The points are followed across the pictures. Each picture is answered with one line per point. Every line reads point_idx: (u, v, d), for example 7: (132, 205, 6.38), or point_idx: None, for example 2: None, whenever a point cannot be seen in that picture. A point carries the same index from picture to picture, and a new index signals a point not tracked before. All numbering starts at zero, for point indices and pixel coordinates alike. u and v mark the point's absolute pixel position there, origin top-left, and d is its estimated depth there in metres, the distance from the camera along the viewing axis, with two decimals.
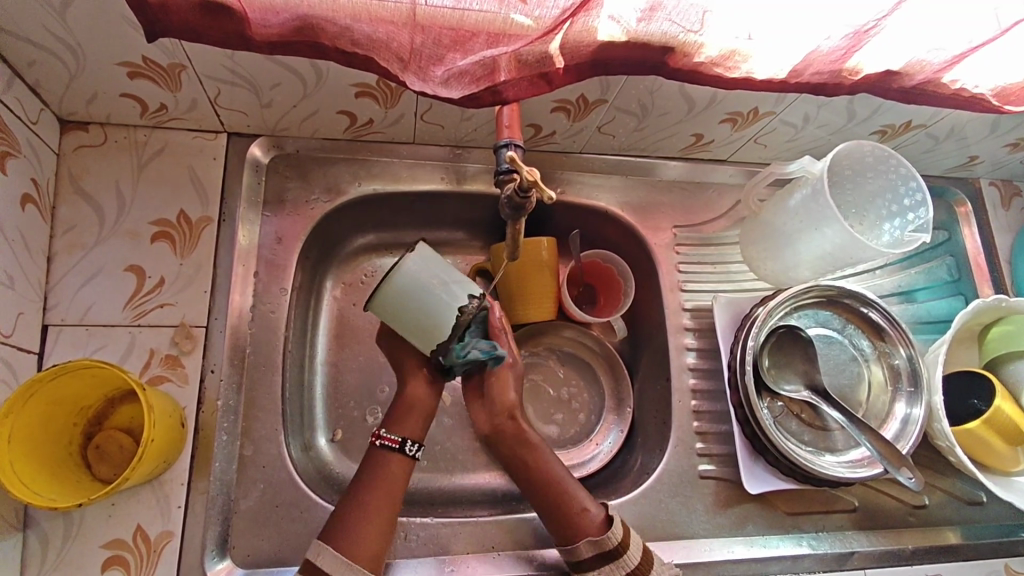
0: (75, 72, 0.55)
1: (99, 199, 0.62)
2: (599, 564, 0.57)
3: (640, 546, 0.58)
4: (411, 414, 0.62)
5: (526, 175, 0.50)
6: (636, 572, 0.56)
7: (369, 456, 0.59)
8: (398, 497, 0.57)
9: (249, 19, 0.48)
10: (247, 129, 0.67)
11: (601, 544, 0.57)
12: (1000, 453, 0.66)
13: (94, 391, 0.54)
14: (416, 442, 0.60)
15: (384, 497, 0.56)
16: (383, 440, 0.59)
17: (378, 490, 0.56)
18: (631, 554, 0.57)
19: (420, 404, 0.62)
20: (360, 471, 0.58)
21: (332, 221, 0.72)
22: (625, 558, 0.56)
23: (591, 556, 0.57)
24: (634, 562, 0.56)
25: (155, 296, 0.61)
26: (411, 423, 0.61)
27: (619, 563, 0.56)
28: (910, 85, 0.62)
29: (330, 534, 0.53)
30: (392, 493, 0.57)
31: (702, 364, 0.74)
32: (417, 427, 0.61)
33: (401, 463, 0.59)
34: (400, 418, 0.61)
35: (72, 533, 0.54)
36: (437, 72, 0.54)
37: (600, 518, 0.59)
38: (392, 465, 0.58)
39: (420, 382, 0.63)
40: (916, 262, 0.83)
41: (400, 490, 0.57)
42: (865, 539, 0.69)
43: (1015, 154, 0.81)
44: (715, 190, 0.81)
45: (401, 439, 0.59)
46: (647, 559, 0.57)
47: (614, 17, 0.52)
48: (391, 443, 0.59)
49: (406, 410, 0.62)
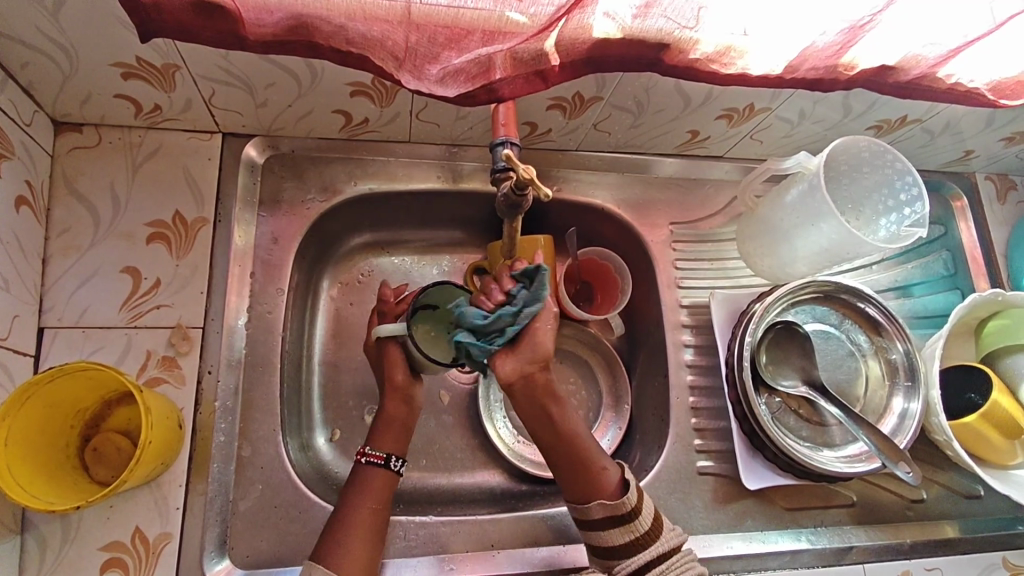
0: (68, 73, 0.55)
1: (93, 201, 0.62)
2: (610, 526, 0.57)
3: (651, 512, 0.58)
4: (389, 429, 0.63)
5: (522, 173, 0.50)
6: (645, 536, 0.56)
7: (354, 474, 0.60)
8: (386, 509, 0.59)
9: (243, 18, 0.48)
10: (242, 130, 0.67)
11: (614, 508, 0.57)
12: (998, 447, 0.67)
13: (90, 394, 0.54)
14: (399, 457, 0.62)
15: (374, 511, 0.58)
16: (369, 456, 0.61)
17: (364, 504, 0.58)
18: (642, 519, 0.57)
19: (397, 420, 0.63)
20: (345, 490, 0.59)
21: (328, 221, 0.72)
22: (635, 523, 0.57)
23: (602, 518, 0.58)
24: (644, 527, 0.57)
25: (151, 298, 0.61)
26: (391, 438, 0.63)
27: (629, 527, 0.57)
28: (905, 80, 0.62)
29: (321, 552, 0.54)
30: (381, 505, 0.59)
31: (700, 361, 0.74)
32: (397, 442, 0.63)
33: (387, 477, 0.60)
34: (380, 433, 0.63)
35: (70, 536, 0.54)
36: (432, 70, 0.54)
37: (615, 480, 0.59)
38: (377, 481, 0.60)
39: (396, 399, 0.63)
40: (913, 256, 0.83)
41: (386, 502, 0.59)
42: (863, 534, 0.70)
43: (1010, 148, 0.82)
44: (711, 186, 0.81)
45: (385, 455, 0.61)
46: (658, 524, 0.57)
47: (610, 13, 0.52)
48: (376, 459, 0.61)
49: (385, 426, 0.63)
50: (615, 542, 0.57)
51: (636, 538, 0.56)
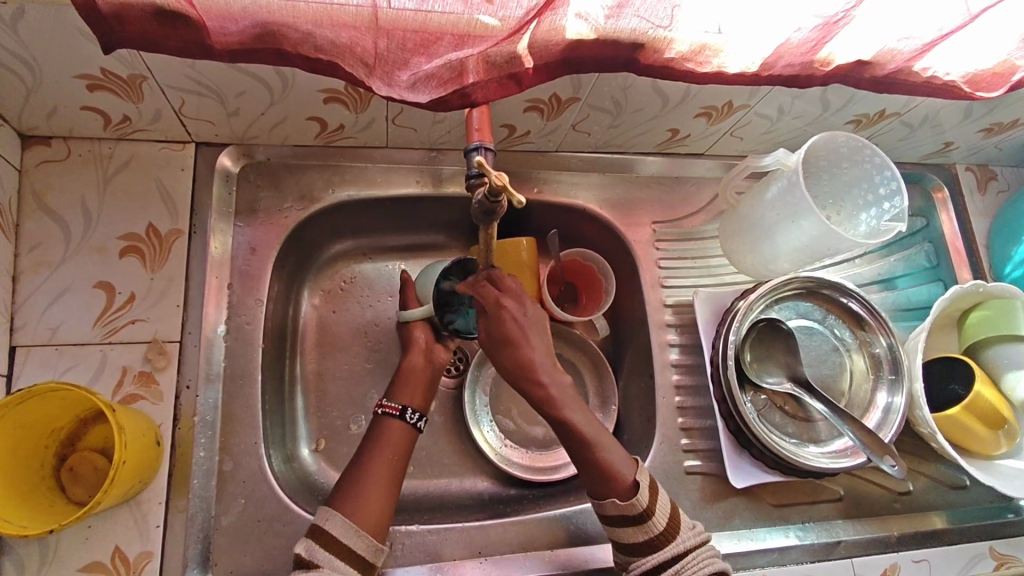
0: (33, 86, 0.54)
1: (64, 215, 0.61)
2: (624, 525, 0.56)
3: (667, 512, 0.56)
4: (410, 383, 0.64)
5: (494, 180, 0.49)
6: (661, 537, 0.55)
7: (373, 425, 0.61)
8: (404, 466, 0.59)
9: (207, 27, 0.47)
10: (215, 139, 0.66)
11: (626, 509, 0.55)
12: (983, 438, 0.67)
13: (64, 413, 0.53)
14: (416, 411, 0.62)
15: (392, 464, 0.58)
16: (386, 408, 0.62)
17: (383, 456, 0.58)
18: (655, 520, 0.55)
19: (415, 374, 0.65)
20: (365, 441, 0.60)
21: (307, 229, 0.71)
22: (650, 523, 0.55)
23: (614, 516, 0.56)
24: (659, 527, 0.55)
25: (125, 313, 0.60)
26: (408, 393, 0.64)
27: (642, 527, 0.55)
28: (881, 74, 0.62)
29: (337, 500, 0.54)
30: (400, 457, 0.59)
31: (685, 360, 0.74)
32: (417, 396, 0.64)
33: (404, 429, 0.61)
34: (399, 387, 0.64)
35: (49, 558, 0.53)
36: (402, 76, 0.53)
37: (628, 480, 0.57)
38: (393, 430, 0.60)
39: (417, 352, 0.67)
40: (896, 249, 0.83)
41: (404, 454, 0.59)
42: (851, 528, 0.70)
43: (989, 138, 0.82)
44: (693, 184, 0.81)
45: (400, 407, 0.62)
46: (674, 524, 0.56)
47: (582, 14, 0.51)
48: (392, 411, 0.61)
49: (404, 379, 0.65)
50: (629, 540, 0.56)
51: (650, 538, 0.55)
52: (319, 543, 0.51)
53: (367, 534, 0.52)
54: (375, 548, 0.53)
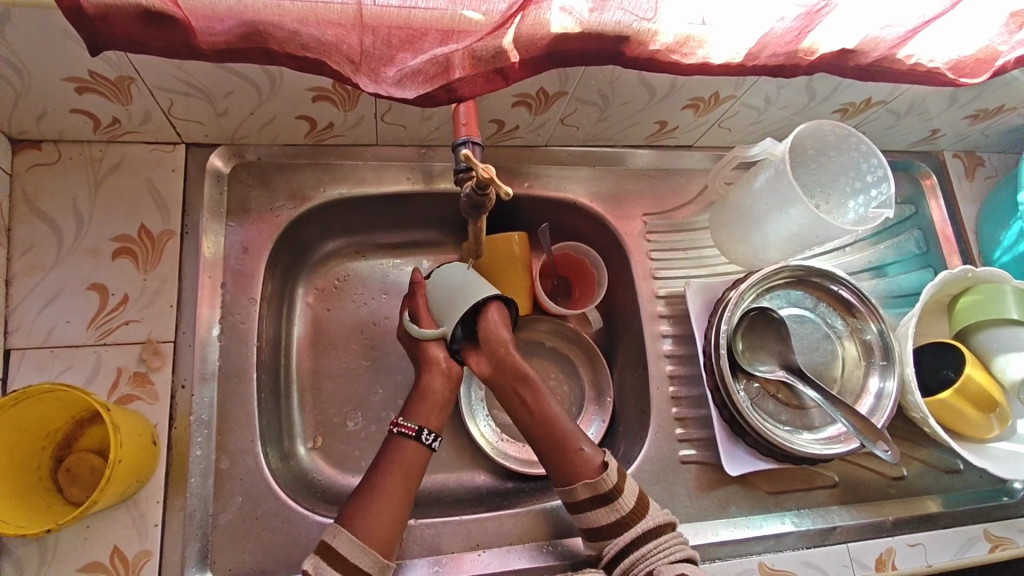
0: (21, 89, 0.54)
1: (57, 219, 0.61)
2: (596, 507, 0.59)
3: (634, 491, 0.60)
4: (428, 405, 0.63)
5: (482, 172, 0.50)
6: (630, 515, 0.58)
7: (387, 443, 0.61)
8: (415, 488, 0.59)
9: (193, 27, 0.47)
10: (206, 139, 0.66)
11: (596, 487, 0.59)
12: (973, 420, 0.68)
13: (59, 415, 0.53)
14: (432, 431, 0.61)
15: (401, 487, 0.57)
16: (402, 427, 0.61)
17: (393, 475, 0.58)
18: (625, 499, 0.58)
19: (435, 395, 0.63)
20: (378, 458, 0.60)
21: (299, 228, 0.72)
22: (619, 502, 0.58)
23: (587, 498, 0.59)
24: (630, 505, 0.58)
25: (119, 314, 0.60)
26: (433, 414, 0.63)
27: (613, 506, 0.58)
28: (866, 62, 0.62)
29: None
30: (411, 479, 0.59)
31: (678, 350, 0.74)
32: (433, 416, 0.63)
33: (419, 449, 0.60)
34: (415, 405, 0.63)
35: (47, 558, 0.54)
36: (389, 72, 0.54)
37: (595, 461, 0.61)
38: (408, 452, 0.60)
39: (436, 372, 0.64)
40: (885, 236, 0.84)
41: (415, 476, 0.59)
42: (847, 514, 0.70)
43: (975, 125, 0.82)
44: (683, 175, 0.81)
45: (416, 428, 0.61)
46: (641, 505, 0.59)
47: (566, 8, 0.52)
48: (408, 431, 0.60)
49: (420, 398, 0.63)
50: (600, 522, 0.59)
51: (621, 517, 0.58)
52: (327, 563, 0.52)
53: (373, 551, 0.53)
54: (382, 565, 0.53)
